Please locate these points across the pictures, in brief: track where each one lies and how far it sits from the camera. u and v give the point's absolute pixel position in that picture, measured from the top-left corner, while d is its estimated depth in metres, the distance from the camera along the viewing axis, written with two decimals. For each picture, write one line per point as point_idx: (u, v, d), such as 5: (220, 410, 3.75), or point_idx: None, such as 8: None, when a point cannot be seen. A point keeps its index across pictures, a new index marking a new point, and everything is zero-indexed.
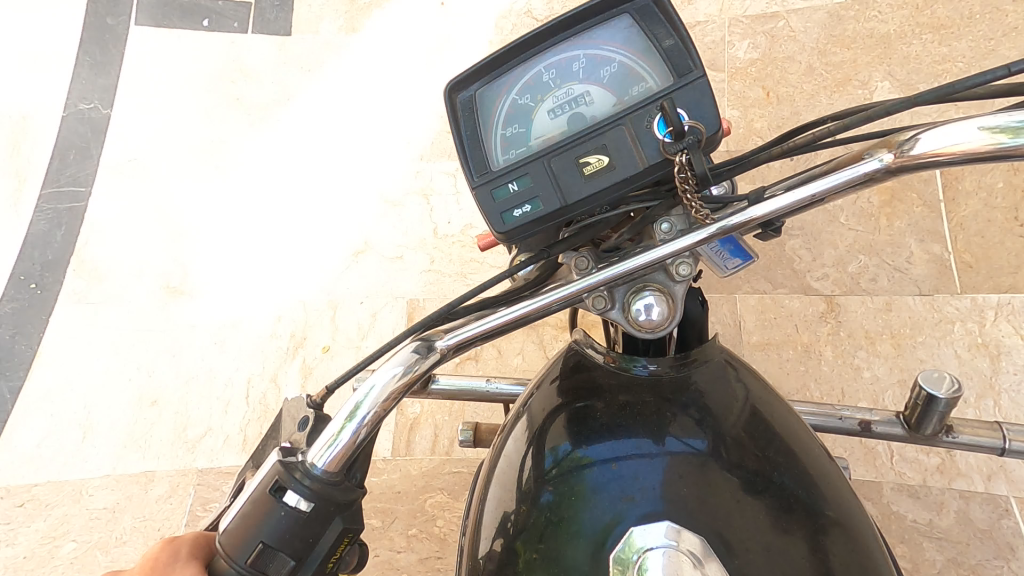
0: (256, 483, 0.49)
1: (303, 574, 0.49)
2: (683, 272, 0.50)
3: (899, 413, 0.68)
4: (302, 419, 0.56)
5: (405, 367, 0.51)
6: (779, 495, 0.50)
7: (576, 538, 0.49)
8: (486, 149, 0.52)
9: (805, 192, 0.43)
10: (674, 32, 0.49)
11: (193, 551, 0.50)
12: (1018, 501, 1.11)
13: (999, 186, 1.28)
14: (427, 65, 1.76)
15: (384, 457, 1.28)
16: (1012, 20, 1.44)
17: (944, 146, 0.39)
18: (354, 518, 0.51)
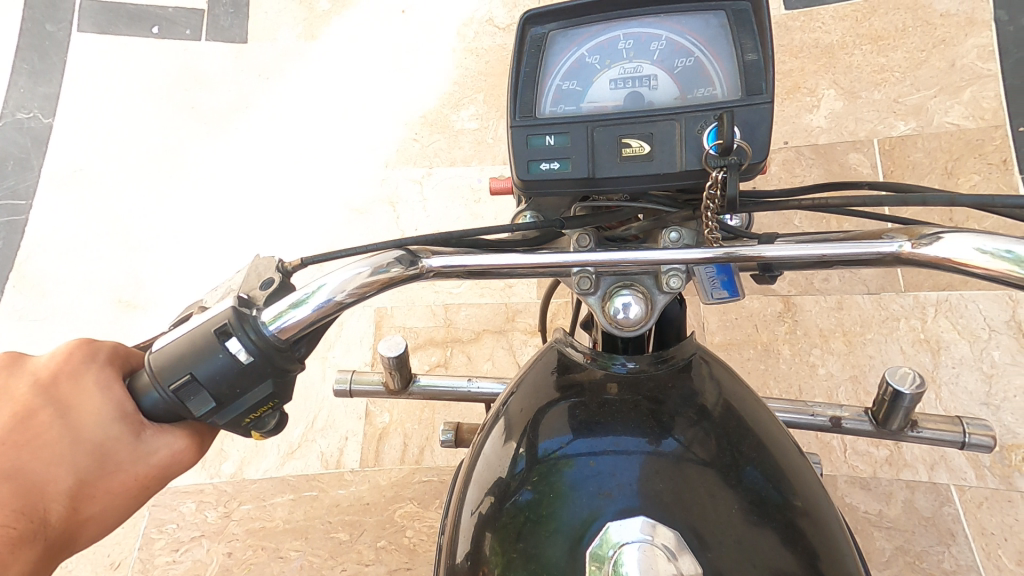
0: (204, 319, 0.47)
1: (221, 418, 0.47)
2: (672, 285, 0.52)
3: (867, 410, 0.72)
4: (267, 279, 0.50)
5: (381, 269, 0.49)
6: (750, 489, 0.52)
7: (554, 535, 0.50)
8: (539, 94, 0.53)
9: (818, 249, 0.45)
10: (760, 49, 0.50)
11: (110, 358, 0.47)
12: (958, 489, 1.17)
13: (936, 189, 1.35)
14: (387, 71, 1.78)
15: (352, 469, 1.27)
16: (941, 32, 1.54)
17: (952, 257, 0.41)
18: (287, 387, 0.49)
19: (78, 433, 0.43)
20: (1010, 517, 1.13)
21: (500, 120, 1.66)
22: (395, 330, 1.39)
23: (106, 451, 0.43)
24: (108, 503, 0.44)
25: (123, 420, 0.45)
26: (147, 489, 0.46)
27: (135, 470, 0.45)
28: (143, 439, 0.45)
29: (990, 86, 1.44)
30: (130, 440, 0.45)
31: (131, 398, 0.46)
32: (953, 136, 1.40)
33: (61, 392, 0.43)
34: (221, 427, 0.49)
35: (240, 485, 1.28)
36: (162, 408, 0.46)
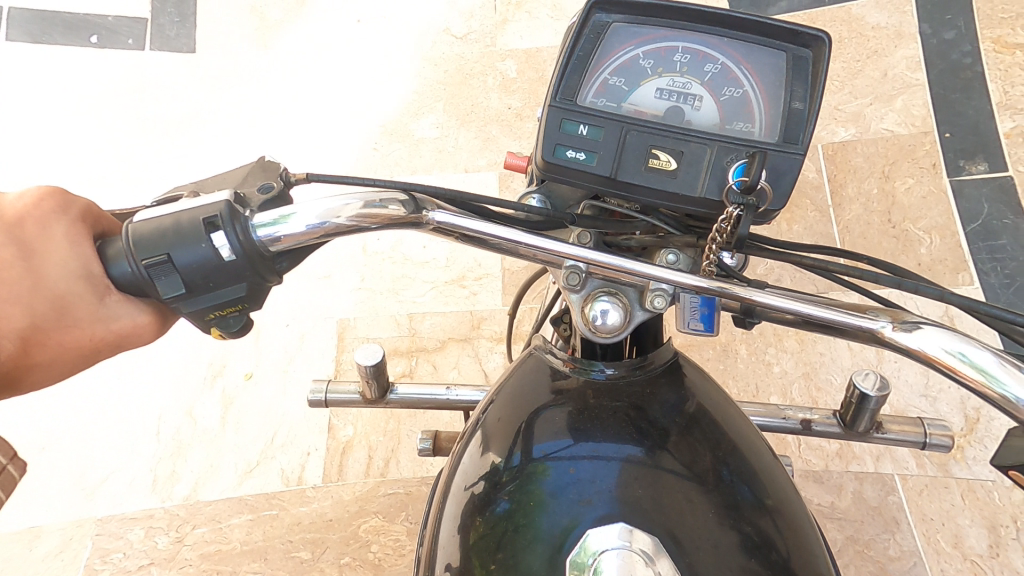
0: (195, 205, 0.46)
1: (188, 306, 0.46)
2: (655, 305, 0.53)
3: (836, 413, 0.81)
4: (267, 185, 0.51)
5: (379, 203, 0.48)
6: (726, 493, 0.53)
7: (534, 543, 0.50)
8: (585, 82, 0.53)
9: (803, 307, 0.48)
10: (808, 99, 0.51)
11: (82, 215, 0.44)
12: (902, 478, 1.23)
13: (875, 192, 1.43)
14: (340, 79, 1.77)
15: (314, 485, 1.24)
16: (873, 44, 1.62)
17: (923, 349, 0.44)
18: (261, 294, 0.48)
19: (42, 278, 0.41)
20: (947, 502, 1.19)
21: (459, 129, 1.66)
22: (360, 341, 1.39)
23: (65, 304, 0.42)
24: (58, 356, 0.42)
25: (86, 279, 0.43)
26: (97, 353, 0.44)
27: (91, 331, 0.43)
28: (106, 303, 0.44)
29: (919, 94, 1.53)
30: (92, 301, 0.43)
31: (99, 261, 0.44)
32: (888, 142, 1.48)
33: (26, 232, 0.41)
34: (184, 315, 0.48)
35: (194, 508, 1.24)
36: (130, 281, 0.44)
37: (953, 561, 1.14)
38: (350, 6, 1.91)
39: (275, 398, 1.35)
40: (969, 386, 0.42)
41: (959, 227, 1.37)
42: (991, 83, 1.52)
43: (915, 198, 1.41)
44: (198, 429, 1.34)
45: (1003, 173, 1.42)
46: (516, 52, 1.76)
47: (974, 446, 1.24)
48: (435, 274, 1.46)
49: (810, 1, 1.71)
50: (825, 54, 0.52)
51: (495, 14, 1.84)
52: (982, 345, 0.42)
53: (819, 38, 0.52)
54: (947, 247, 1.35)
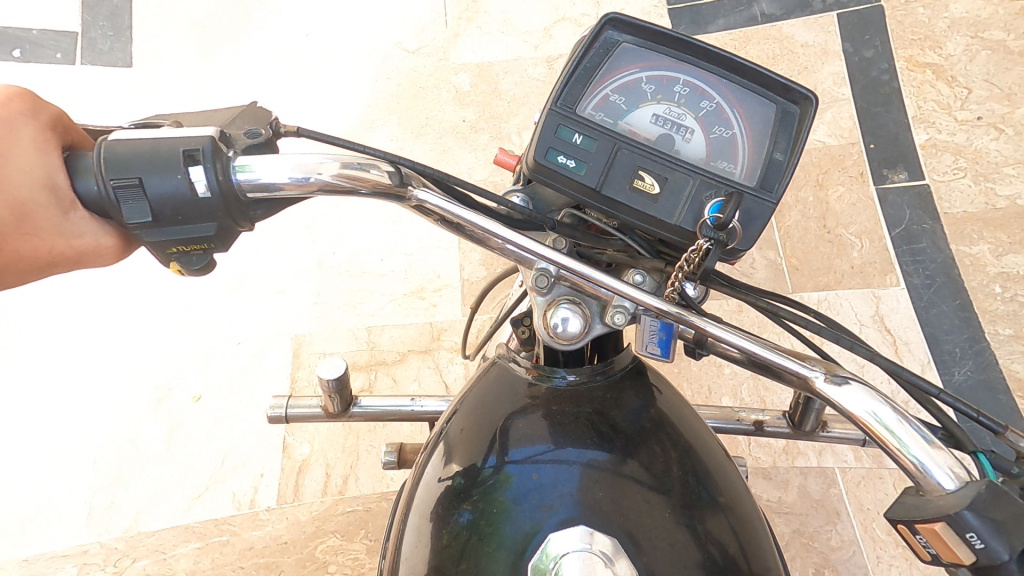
0: (179, 134, 0.45)
1: (153, 236, 0.46)
2: (615, 321, 0.54)
3: (786, 414, 0.84)
4: (254, 130, 0.51)
5: (359, 167, 0.48)
6: (682, 492, 0.55)
7: (498, 549, 0.51)
8: (588, 93, 0.55)
9: (752, 345, 0.51)
10: (788, 153, 0.54)
11: (51, 124, 0.43)
12: (842, 471, 1.29)
13: (811, 200, 1.51)
14: (284, 94, 1.76)
15: (268, 507, 1.21)
16: (803, 60, 1.71)
17: (849, 406, 0.47)
18: (228, 237, 0.48)
19: (4, 180, 0.40)
20: (882, 492, 1.26)
21: (414, 142, 1.66)
22: (316, 357, 1.36)
23: (27, 212, 0.41)
24: (14, 263, 0.41)
25: (51, 192, 0.42)
26: (55, 266, 0.43)
27: (52, 244, 0.42)
28: (69, 219, 0.43)
29: (845, 108, 1.63)
30: (55, 214, 0.42)
31: (65, 174, 0.43)
32: (821, 152, 1.57)
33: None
34: (146, 245, 0.47)
35: (135, 540, 1.19)
36: (93, 199, 0.43)
37: (887, 547, 1.20)
38: (297, 20, 1.90)
39: (224, 420, 1.31)
40: (886, 451, 0.45)
41: (885, 232, 1.46)
42: (907, 99, 1.63)
43: (846, 205, 1.50)
44: (139, 457, 1.28)
45: (922, 181, 1.52)
46: (469, 66, 1.78)
47: None
48: (394, 286, 1.45)
49: (745, 19, 1.79)
50: (810, 113, 0.56)
51: (447, 29, 1.85)
52: (905, 417, 0.45)
53: (808, 97, 0.56)
54: (876, 250, 1.44)
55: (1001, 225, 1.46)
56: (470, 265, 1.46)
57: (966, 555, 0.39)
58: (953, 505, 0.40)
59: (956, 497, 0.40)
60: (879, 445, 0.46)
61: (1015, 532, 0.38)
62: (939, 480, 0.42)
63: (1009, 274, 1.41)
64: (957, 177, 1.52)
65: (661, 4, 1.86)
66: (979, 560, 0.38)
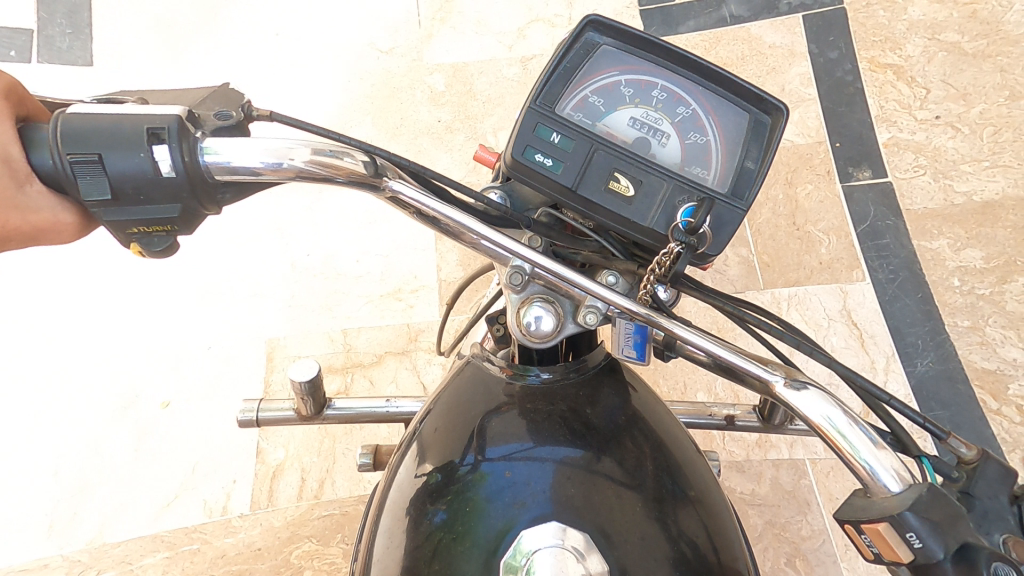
0: (143, 111, 0.44)
1: (113, 215, 0.45)
2: (587, 321, 0.54)
3: (756, 409, 0.86)
4: (225, 112, 0.50)
5: (331, 154, 0.47)
6: (654, 486, 0.55)
7: (471, 549, 0.51)
8: (567, 93, 0.56)
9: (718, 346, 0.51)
10: (759, 162, 0.55)
11: (6, 95, 0.43)
12: (813, 462, 1.31)
13: (781, 198, 1.54)
14: (253, 92, 1.73)
15: (241, 513, 1.19)
16: (771, 61, 1.75)
17: (804, 411, 0.47)
18: (193, 219, 0.47)
19: None
20: (850, 482, 1.29)
21: (389, 143, 1.64)
22: (290, 360, 1.34)
23: None
24: None
25: (2, 166, 0.42)
26: (9, 241, 0.43)
27: (7, 219, 0.42)
28: (24, 193, 0.43)
29: (812, 108, 1.66)
30: (10, 188, 0.42)
31: (18, 145, 0.42)
32: (789, 151, 1.60)
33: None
34: (106, 225, 0.47)
35: (99, 551, 1.15)
36: (48, 173, 0.43)
37: None
38: (266, 19, 1.87)
39: (194, 426, 1.28)
40: (839, 455, 0.45)
41: (851, 228, 1.49)
42: (870, 99, 1.67)
43: (814, 203, 1.53)
44: (104, 465, 1.25)
45: (885, 179, 1.56)
46: (442, 66, 1.77)
47: None
48: (369, 288, 1.43)
49: (714, 21, 1.82)
50: (781, 123, 0.57)
51: (420, 29, 1.84)
52: (858, 423, 0.45)
53: (780, 108, 0.57)
54: (843, 247, 1.47)
55: (960, 221, 1.50)
56: (446, 266, 1.45)
57: (905, 554, 0.39)
58: (895, 507, 0.40)
59: (900, 498, 0.41)
60: (833, 449, 0.45)
61: (949, 532, 0.38)
62: (884, 483, 0.42)
63: (968, 268, 1.45)
64: (918, 174, 1.56)
65: (632, 5, 1.87)
66: (917, 559, 0.39)
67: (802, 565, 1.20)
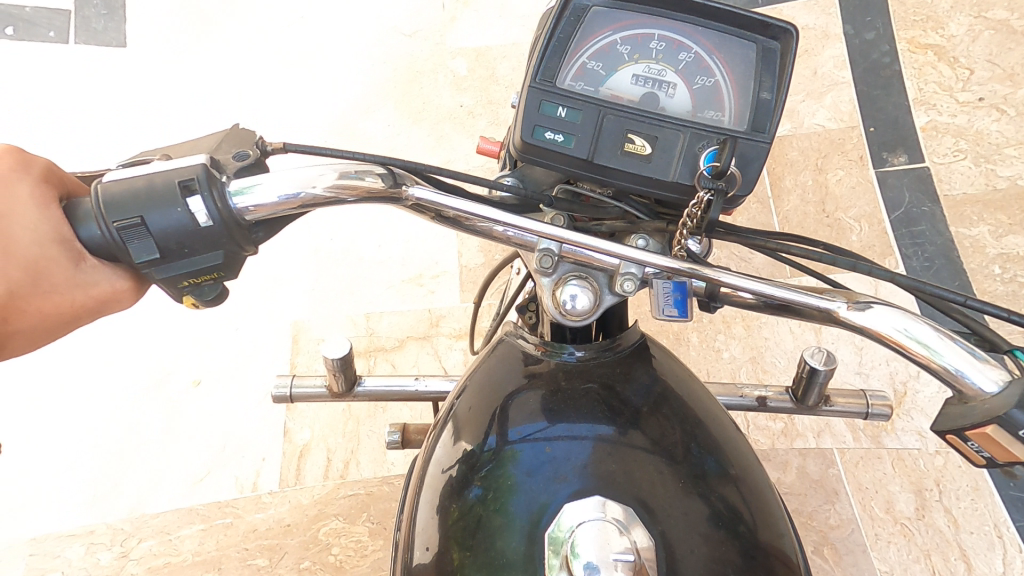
0: (170, 167, 0.45)
1: (164, 272, 0.46)
2: (625, 288, 0.55)
3: (788, 390, 0.89)
4: (243, 152, 0.51)
5: (354, 175, 0.49)
6: (693, 464, 0.55)
7: (511, 524, 0.52)
8: (564, 63, 0.55)
9: (770, 288, 0.51)
10: (775, 91, 0.54)
11: (45, 176, 0.44)
12: (841, 451, 1.30)
13: (810, 184, 1.51)
14: (277, 75, 1.76)
15: (270, 491, 1.22)
16: (803, 44, 1.72)
17: (875, 327, 0.48)
18: (236, 263, 0.49)
19: (12, 241, 0.41)
20: (880, 471, 1.27)
21: (412, 127, 1.65)
22: (315, 342, 1.37)
23: (42, 270, 0.42)
24: (40, 322, 0.43)
25: (60, 245, 0.43)
26: (78, 317, 0.45)
27: (71, 297, 0.44)
28: (82, 269, 0.44)
29: (845, 91, 1.62)
30: (68, 266, 0.44)
31: (67, 223, 0.44)
32: (820, 136, 1.57)
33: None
34: (157, 283, 0.48)
35: (140, 521, 1.19)
36: (99, 243, 0.45)
37: (885, 525, 1.22)
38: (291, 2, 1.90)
39: (225, 404, 1.32)
40: (925, 366, 0.46)
41: (884, 215, 1.46)
42: (908, 81, 1.62)
43: (845, 188, 1.50)
44: (139, 438, 1.30)
45: (922, 164, 1.52)
46: (466, 50, 1.77)
47: (902, 417, 1.32)
48: (392, 273, 1.45)
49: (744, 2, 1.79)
50: (792, 46, 0.56)
51: (444, 13, 1.84)
52: (939, 329, 0.46)
53: (788, 30, 0.56)
54: (875, 234, 1.44)
55: (1002, 207, 1.46)
56: (468, 251, 1.46)
57: (1020, 452, 0.41)
58: (1000, 406, 0.41)
59: (1001, 397, 0.42)
60: (918, 363, 0.46)
61: None
62: (979, 384, 0.43)
63: (1009, 255, 1.40)
64: (958, 159, 1.52)
65: None
66: None
67: (830, 554, 1.19)
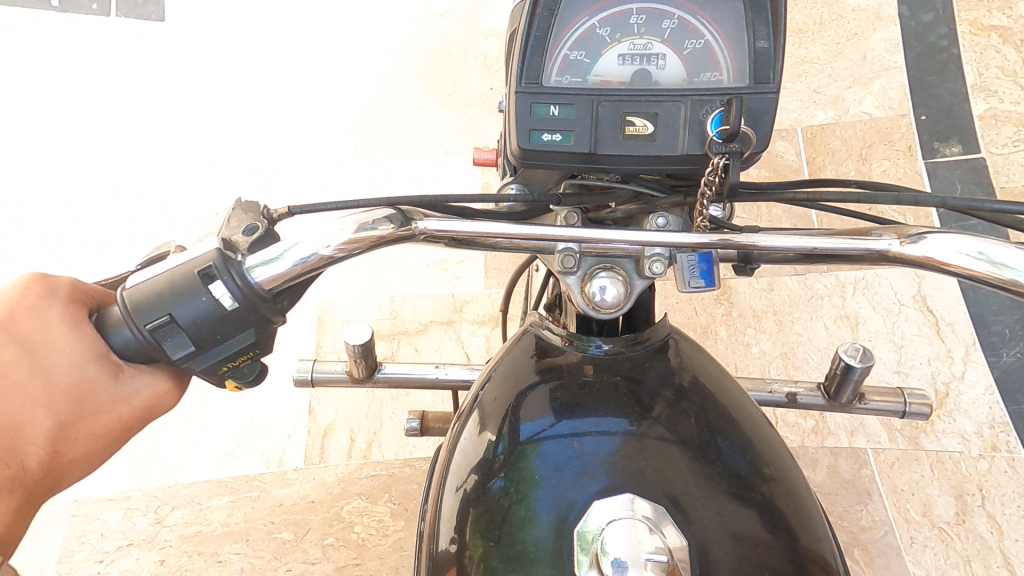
0: (187, 259, 0.46)
1: (201, 364, 0.47)
2: (653, 271, 0.55)
3: (820, 386, 0.86)
4: (251, 224, 0.49)
5: (369, 226, 0.49)
6: (727, 463, 0.53)
7: (535, 518, 0.50)
8: (546, 59, 0.53)
9: (808, 242, 0.49)
10: (772, 38, 0.52)
11: (72, 295, 0.46)
12: (875, 451, 1.26)
13: (852, 174, 1.44)
14: (314, 55, 1.83)
15: (295, 467, 1.24)
16: (853, 27, 1.66)
17: (936, 255, 0.46)
18: (269, 337, 0.49)
19: (52, 371, 0.43)
20: (917, 473, 1.23)
21: (441, 109, 1.70)
22: (341, 322, 1.38)
23: (86, 393, 0.44)
24: (93, 442, 0.45)
25: (97, 363, 0.45)
26: (128, 429, 0.47)
27: (116, 412, 0.46)
28: (121, 380, 0.46)
29: (896, 77, 1.55)
30: (109, 381, 0.46)
31: (100, 338, 0.46)
32: (867, 125, 1.50)
33: (27, 332, 0.43)
34: (197, 374, 0.48)
35: (173, 490, 1.23)
36: (134, 348, 0.45)
37: (922, 529, 1.18)
38: None
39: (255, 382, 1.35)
40: (993, 283, 0.44)
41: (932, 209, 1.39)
42: (967, 66, 1.54)
43: (891, 180, 1.42)
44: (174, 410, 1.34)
45: (977, 155, 1.44)
46: (498, 32, 1.82)
47: (943, 419, 1.27)
48: (418, 258, 1.46)
49: None
50: None
51: None
52: (1006, 244, 0.44)
53: None
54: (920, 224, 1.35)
55: None
56: None
57: None
58: None
59: None
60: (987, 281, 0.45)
61: None
62: None
63: None
64: (1018, 150, 1.44)
65: None
66: None
67: (861, 555, 1.16)
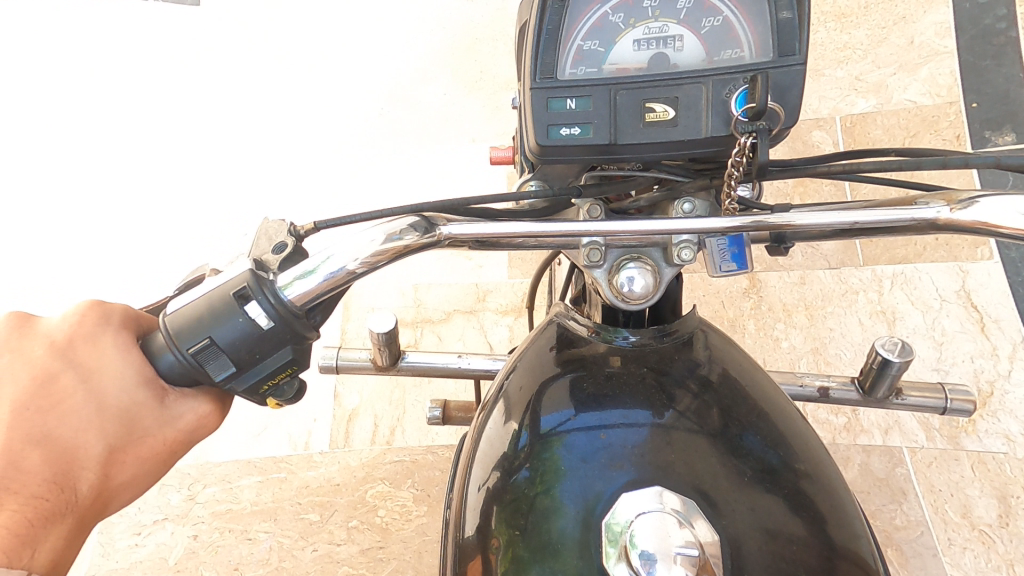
0: (221, 281, 0.46)
1: (241, 384, 0.47)
2: (682, 257, 0.54)
3: (853, 380, 0.84)
4: (279, 244, 0.50)
5: (394, 236, 0.48)
6: (759, 457, 0.52)
7: (561, 509, 0.49)
8: (560, 53, 0.51)
9: (850, 216, 0.46)
10: (796, 7, 0.49)
11: (125, 321, 0.47)
12: (910, 450, 1.22)
13: None
14: (345, 41, 1.91)
15: (321, 450, 1.26)
16: (901, 10, 1.60)
17: (992, 218, 0.43)
18: (305, 353, 0.49)
19: (102, 395, 0.43)
20: (956, 474, 1.19)
21: (468, 96, 1.76)
22: (365, 308, 1.38)
23: (133, 418, 0.44)
24: (140, 467, 0.45)
25: (143, 386, 0.45)
26: (174, 453, 0.47)
27: (163, 436, 0.46)
28: (167, 405, 0.46)
29: (947, 62, 1.49)
30: (155, 406, 0.45)
31: (147, 361, 0.46)
32: (911, 113, 1.43)
33: (80, 356, 0.44)
34: (239, 393, 0.49)
35: (204, 467, 1.26)
36: (178, 371, 0.46)
37: (960, 530, 1.14)
38: None
39: None
40: None
41: None
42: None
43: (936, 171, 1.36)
44: None
45: None
46: None
47: (986, 418, 1.23)
48: None
49: None
50: None
51: None
52: None
53: None
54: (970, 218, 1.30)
55: None
56: None
57: None
58: None
59: None
60: None
61: None
62: None
63: None
64: None
65: None
66: None
67: (895, 555, 1.12)
